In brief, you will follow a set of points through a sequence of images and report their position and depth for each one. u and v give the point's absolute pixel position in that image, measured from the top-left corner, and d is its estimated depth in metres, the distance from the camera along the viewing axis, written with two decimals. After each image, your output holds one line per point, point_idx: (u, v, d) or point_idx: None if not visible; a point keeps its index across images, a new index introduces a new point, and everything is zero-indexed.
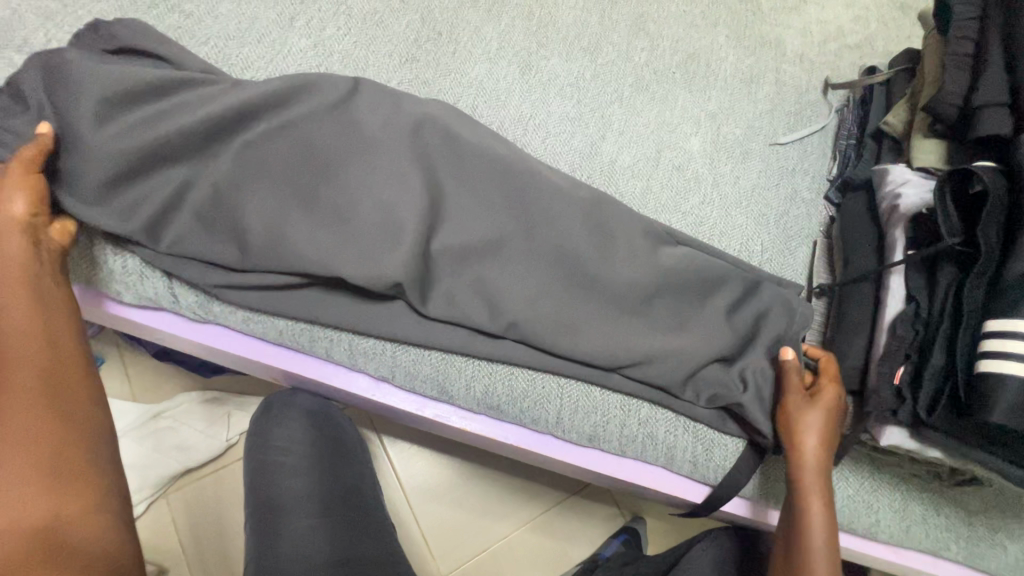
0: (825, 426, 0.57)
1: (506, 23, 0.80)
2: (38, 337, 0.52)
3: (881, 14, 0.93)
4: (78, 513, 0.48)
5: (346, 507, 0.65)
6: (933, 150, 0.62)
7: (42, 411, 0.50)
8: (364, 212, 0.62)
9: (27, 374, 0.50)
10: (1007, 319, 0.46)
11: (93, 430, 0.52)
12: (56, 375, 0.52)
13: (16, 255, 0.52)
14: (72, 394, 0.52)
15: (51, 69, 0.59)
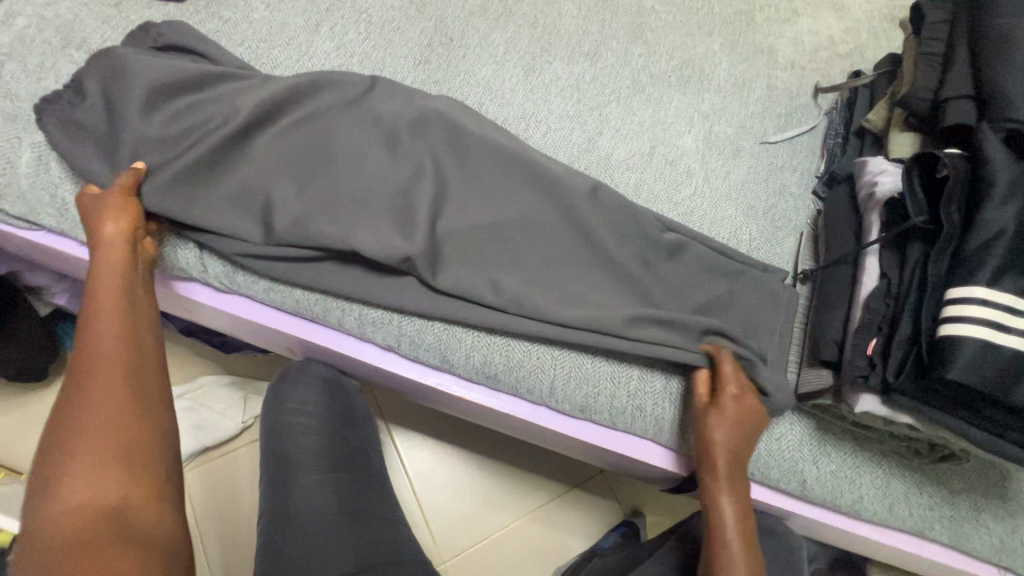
0: (734, 439, 0.60)
1: (512, 31, 0.87)
2: (124, 337, 0.55)
3: (872, 25, 0.97)
4: (146, 503, 0.47)
5: (352, 466, 0.71)
6: (908, 142, 0.66)
7: (120, 401, 0.51)
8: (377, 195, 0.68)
9: (107, 371, 0.52)
10: (964, 287, 0.50)
11: (162, 431, 0.52)
12: (133, 373, 0.53)
13: (116, 270, 0.58)
14: (144, 392, 0.53)
15: (111, 67, 0.67)
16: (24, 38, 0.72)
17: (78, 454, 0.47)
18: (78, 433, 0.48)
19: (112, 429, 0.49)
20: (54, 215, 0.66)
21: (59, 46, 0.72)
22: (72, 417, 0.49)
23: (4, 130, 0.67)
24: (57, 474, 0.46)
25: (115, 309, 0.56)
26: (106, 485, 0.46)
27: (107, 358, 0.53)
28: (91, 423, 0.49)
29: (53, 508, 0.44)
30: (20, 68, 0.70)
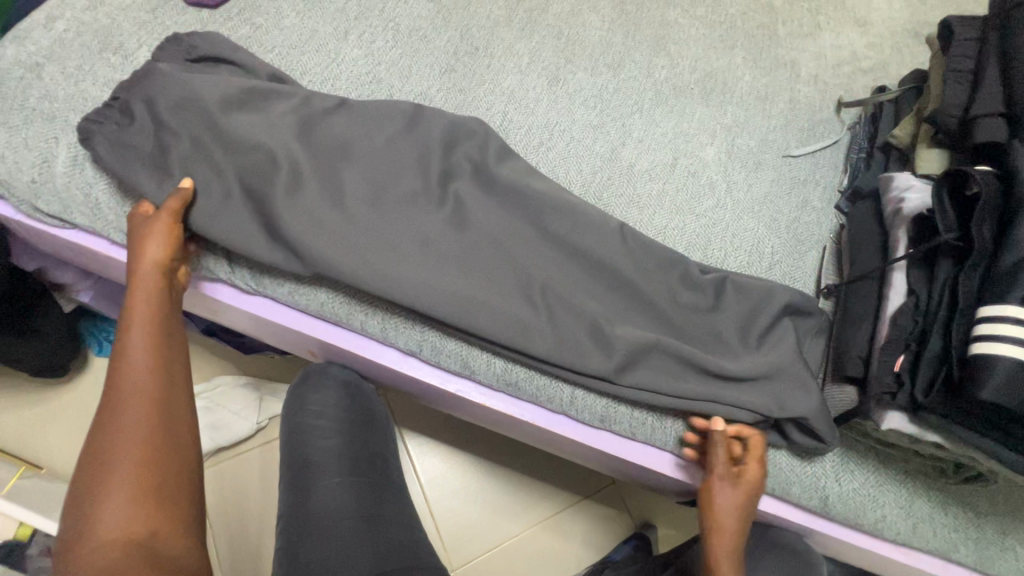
0: (732, 506, 0.62)
1: (537, 41, 0.88)
2: (155, 366, 0.55)
3: (895, 41, 0.97)
4: (173, 535, 0.48)
5: (371, 470, 0.71)
6: (936, 159, 0.66)
7: (153, 430, 0.52)
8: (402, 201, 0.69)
9: (137, 401, 0.52)
10: (998, 305, 0.49)
11: (189, 461, 0.53)
12: (163, 403, 0.54)
13: (150, 299, 0.59)
14: (173, 422, 0.53)
15: (149, 71, 0.69)
16: (64, 41, 0.74)
17: (108, 486, 0.48)
18: (107, 461, 0.49)
19: (146, 458, 0.50)
20: (86, 213, 0.67)
21: (97, 49, 0.74)
22: (102, 448, 0.50)
23: (43, 130, 0.69)
24: (91, 504, 0.47)
25: (149, 338, 0.57)
26: (136, 517, 0.47)
27: (135, 387, 0.53)
28: (120, 454, 0.49)
29: (88, 540, 0.46)
30: (59, 70, 0.72)
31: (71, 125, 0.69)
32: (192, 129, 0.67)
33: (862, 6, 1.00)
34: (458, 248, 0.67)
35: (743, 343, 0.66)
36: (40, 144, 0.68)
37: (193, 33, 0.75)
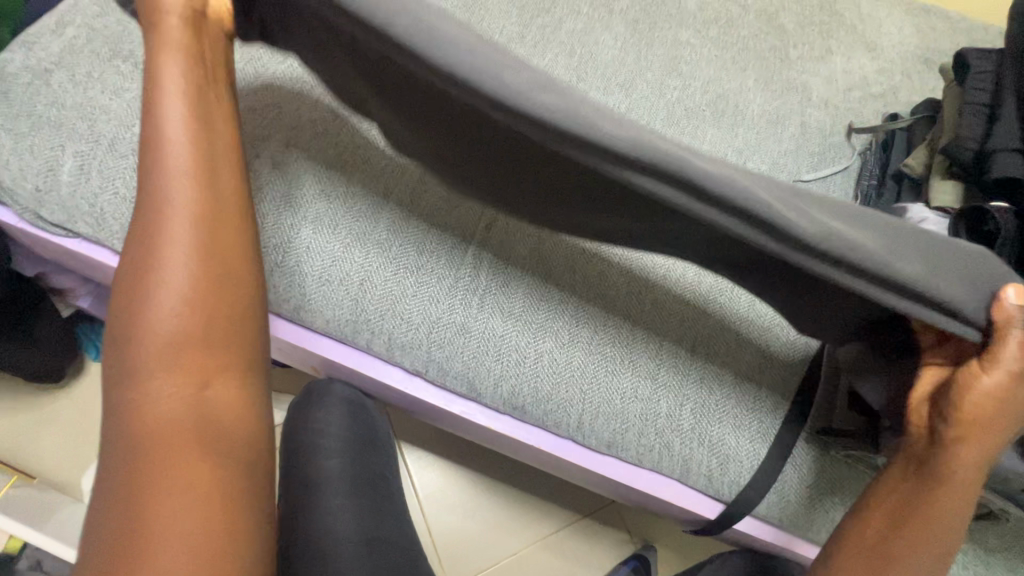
0: (1003, 405, 0.48)
1: (549, 58, 0.88)
2: (197, 211, 0.50)
3: (905, 67, 0.97)
4: (222, 393, 0.47)
5: (373, 490, 0.71)
6: (951, 192, 0.65)
7: (199, 280, 0.48)
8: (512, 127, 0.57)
9: (178, 251, 0.48)
10: None
11: (239, 319, 0.50)
12: (211, 256, 0.49)
13: (189, 128, 0.51)
14: (214, 279, 0.49)
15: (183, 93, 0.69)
16: (74, 47, 0.73)
17: (155, 344, 0.46)
18: (153, 306, 0.47)
19: (197, 314, 0.48)
20: (91, 224, 0.66)
21: (106, 56, 0.73)
22: (147, 291, 0.47)
23: (49, 137, 0.67)
24: (139, 348, 0.46)
25: (192, 176, 0.50)
26: (182, 377, 0.46)
27: (180, 232, 0.49)
28: (164, 307, 0.47)
29: (141, 384, 0.45)
30: (67, 77, 0.71)
31: (78, 133, 0.68)
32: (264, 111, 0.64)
33: (872, 31, 1.01)
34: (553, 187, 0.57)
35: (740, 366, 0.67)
36: (44, 151, 0.67)
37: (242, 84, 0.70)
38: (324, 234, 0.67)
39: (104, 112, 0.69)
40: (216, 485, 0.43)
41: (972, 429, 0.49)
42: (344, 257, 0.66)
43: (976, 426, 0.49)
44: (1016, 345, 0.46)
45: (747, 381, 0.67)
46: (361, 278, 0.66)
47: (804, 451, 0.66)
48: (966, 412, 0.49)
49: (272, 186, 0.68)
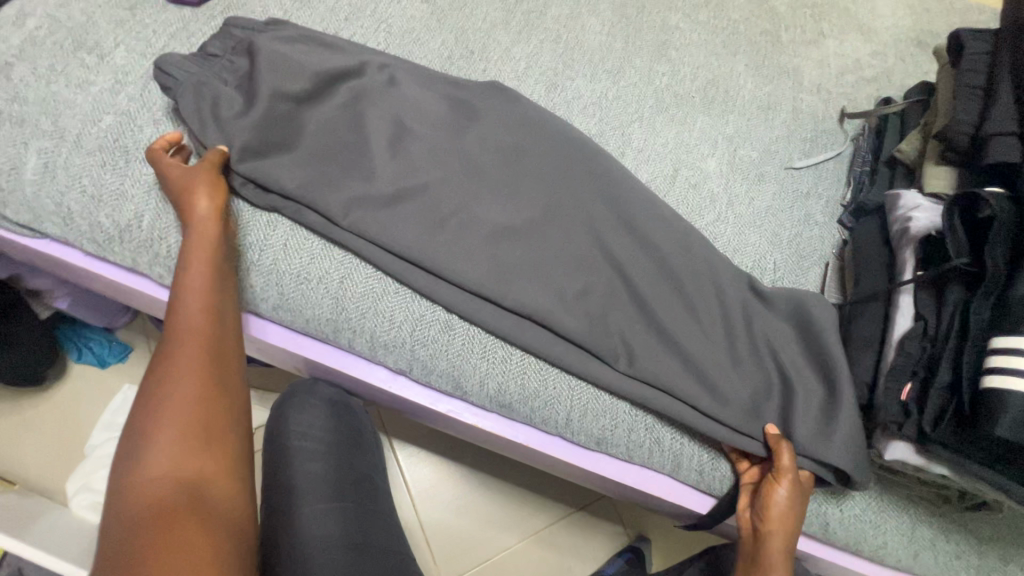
0: (792, 516, 0.58)
1: (534, 45, 0.85)
2: (202, 324, 0.55)
3: (899, 49, 0.95)
4: (216, 480, 0.49)
5: (359, 492, 0.70)
6: (944, 177, 0.64)
7: (205, 376, 0.52)
8: (510, 129, 0.73)
9: (183, 355, 0.52)
10: (1012, 336, 0.48)
11: (235, 415, 0.53)
12: (214, 357, 0.54)
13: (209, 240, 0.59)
14: (217, 379, 0.53)
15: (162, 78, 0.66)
16: (35, 39, 0.70)
17: (156, 438, 0.48)
18: (160, 402, 0.50)
19: (201, 403, 0.51)
20: (59, 223, 0.64)
21: (70, 49, 0.70)
22: (159, 386, 0.51)
23: (11, 133, 0.65)
24: (142, 441, 0.48)
25: (200, 287, 0.56)
26: (180, 463, 0.48)
27: (185, 344, 0.53)
28: (169, 403, 0.50)
29: (138, 474, 0.46)
30: (29, 70, 0.68)
31: (41, 129, 0.65)
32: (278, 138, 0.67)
33: (865, 13, 0.98)
34: (545, 199, 0.69)
35: (729, 357, 0.65)
36: (8, 149, 0.64)
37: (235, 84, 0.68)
38: (302, 232, 0.65)
39: (69, 107, 0.66)
40: (210, 555, 0.43)
41: (773, 536, 0.57)
42: (324, 255, 0.65)
43: (775, 535, 0.57)
44: (787, 460, 0.58)
45: (739, 373, 0.64)
46: (342, 274, 0.65)
47: None
48: (764, 519, 0.58)
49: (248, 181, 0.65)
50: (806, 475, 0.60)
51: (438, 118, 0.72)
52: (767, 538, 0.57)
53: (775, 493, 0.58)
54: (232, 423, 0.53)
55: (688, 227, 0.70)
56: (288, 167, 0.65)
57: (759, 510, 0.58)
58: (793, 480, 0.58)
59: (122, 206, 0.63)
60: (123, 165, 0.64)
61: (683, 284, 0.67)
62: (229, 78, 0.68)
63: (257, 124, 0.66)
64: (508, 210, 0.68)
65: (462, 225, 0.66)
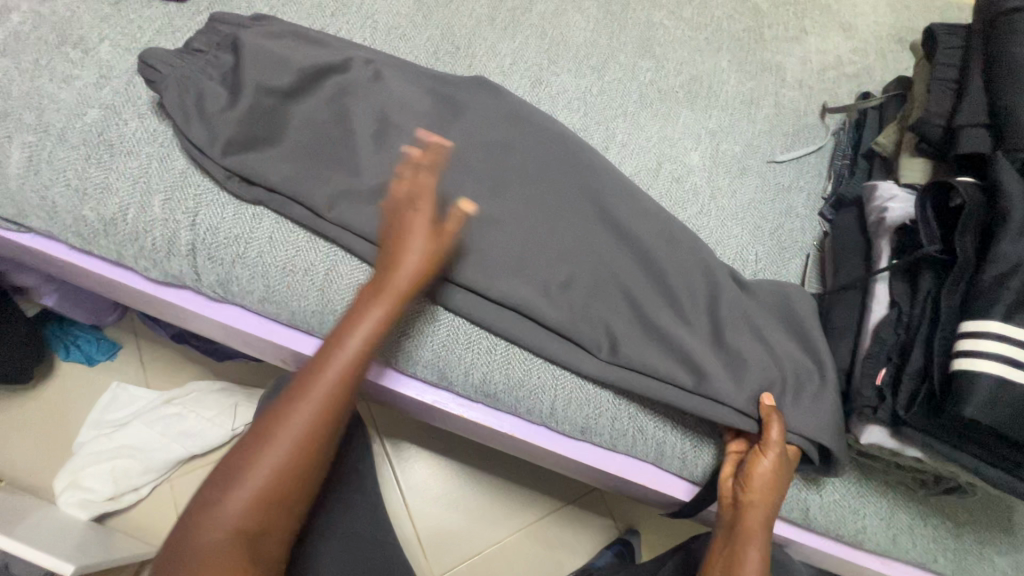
0: (774, 487, 0.58)
1: (520, 41, 0.86)
2: (332, 391, 0.54)
3: (879, 46, 0.97)
4: (272, 536, 0.51)
5: (344, 485, 0.70)
6: (919, 168, 0.65)
7: (308, 443, 0.53)
8: (501, 127, 0.73)
9: (301, 420, 0.53)
10: (980, 320, 0.49)
11: (314, 480, 0.54)
12: (325, 424, 0.54)
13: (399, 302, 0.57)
14: (313, 457, 0.53)
15: (145, 71, 0.66)
16: (20, 34, 0.70)
17: (245, 487, 0.50)
18: (262, 451, 0.51)
19: (292, 468, 0.52)
20: (43, 217, 0.64)
21: (54, 44, 0.70)
22: (269, 434, 0.52)
23: None
24: (234, 480, 0.51)
25: (345, 347, 0.55)
26: (259, 519, 0.51)
27: (311, 409, 0.53)
28: (268, 462, 0.51)
29: (221, 511, 0.50)
30: (13, 65, 0.68)
31: (25, 124, 0.65)
32: (263, 131, 0.67)
33: (847, 11, 1.00)
34: (530, 190, 0.70)
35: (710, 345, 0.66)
36: None
37: (221, 76, 0.69)
38: (288, 225, 0.66)
39: (54, 101, 0.66)
40: None
41: (754, 505, 0.58)
42: (310, 248, 0.65)
43: (756, 504, 0.58)
44: (775, 432, 0.59)
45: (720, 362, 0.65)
46: (328, 267, 0.65)
47: None
48: (746, 488, 0.58)
49: (233, 173, 0.65)
50: (794, 448, 0.60)
51: (422, 112, 0.72)
52: (748, 506, 0.58)
53: (760, 462, 0.58)
54: (312, 488, 0.54)
55: (669, 218, 0.71)
56: (273, 161, 0.66)
57: (742, 478, 0.59)
58: (779, 452, 0.58)
59: (106, 200, 0.64)
60: (107, 159, 0.65)
61: (666, 271, 0.68)
62: (214, 72, 0.69)
63: (241, 119, 0.66)
64: (493, 203, 0.68)
65: (450, 220, 0.67)
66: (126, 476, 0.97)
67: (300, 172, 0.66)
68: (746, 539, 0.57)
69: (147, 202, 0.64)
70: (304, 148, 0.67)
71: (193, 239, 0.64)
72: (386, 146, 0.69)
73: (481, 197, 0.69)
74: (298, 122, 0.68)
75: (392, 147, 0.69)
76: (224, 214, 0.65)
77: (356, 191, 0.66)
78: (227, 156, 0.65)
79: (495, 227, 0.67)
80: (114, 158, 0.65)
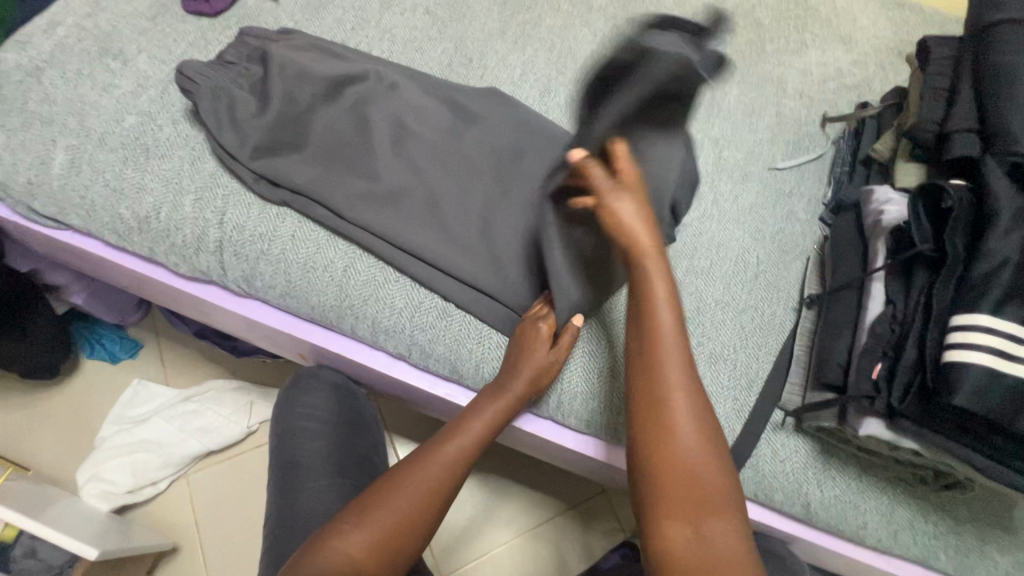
0: (636, 221, 0.57)
1: (530, 54, 0.90)
2: (444, 470, 0.60)
3: (879, 58, 1.00)
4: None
5: (359, 471, 0.72)
6: (914, 172, 0.68)
7: (427, 500, 0.58)
8: (510, 138, 0.76)
9: (424, 477, 0.59)
10: (969, 314, 0.51)
11: (418, 540, 0.58)
12: (443, 485, 0.59)
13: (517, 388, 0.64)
14: (428, 517, 0.58)
15: (180, 79, 0.70)
16: (65, 47, 0.75)
17: (368, 522, 0.56)
18: (390, 496, 0.58)
19: (408, 519, 0.57)
20: (82, 215, 0.69)
21: (96, 55, 0.75)
22: (400, 480, 0.59)
23: (41, 132, 0.70)
24: (360, 515, 0.56)
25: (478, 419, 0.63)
26: (369, 562, 0.54)
27: (429, 474, 0.59)
28: (390, 509, 0.56)
29: (342, 540, 0.55)
30: (58, 75, 0.73)
31: (68, 129, 0.70)
32: (288, 136, 0.71)
33: (847, 25, 1.03)
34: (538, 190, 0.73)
35: None
36: (38, 146, 0.69)
37: (249, 84, 0.73)
38: (309, 224, 0.70)
39: (95, 108, 0.71)
40: None
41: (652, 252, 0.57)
42: (330, 245, 0.69)
43: (651, 255, 0.57)
44: (598, 173, 0.58)
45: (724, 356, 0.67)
46: (347, 263, 0.69)
47: (777, 426, 0.68)
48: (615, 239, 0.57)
49: (258, 173, 0.69)
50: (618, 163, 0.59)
51: (435, 116, 0.76)
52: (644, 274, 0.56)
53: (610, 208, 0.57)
54: (409, 557, 0.57)
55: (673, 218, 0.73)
56: (297, 163, 0.70)
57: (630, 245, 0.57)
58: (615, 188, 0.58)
59: (141, 199, 0.68)
60: (143, 161, 0.69)
61: None
62: (245, 82, 0.73)
63: (270, 126, 0.71)
64: (503, 203, 0.72)
65: (463, 228, 0.70)
66: (146, 469, 1.00)
67: (321, 173, 0.70)
68: (652, 297, 0.56)
69: (179, 201, 0.68)
70: (325, 151, 0.71)
71: (221, 236, 0.68)
72: (401, 149, 0.73)
73: (491, 196, 0.72)
74: (321, 127, 0.72)
75: (408, 151, 0.73)
76: (250, 212, 0.69)
77: (373, 193, 0.70)
78: (255, 158, 0.69)
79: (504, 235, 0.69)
80: (150, 161, 0.69)
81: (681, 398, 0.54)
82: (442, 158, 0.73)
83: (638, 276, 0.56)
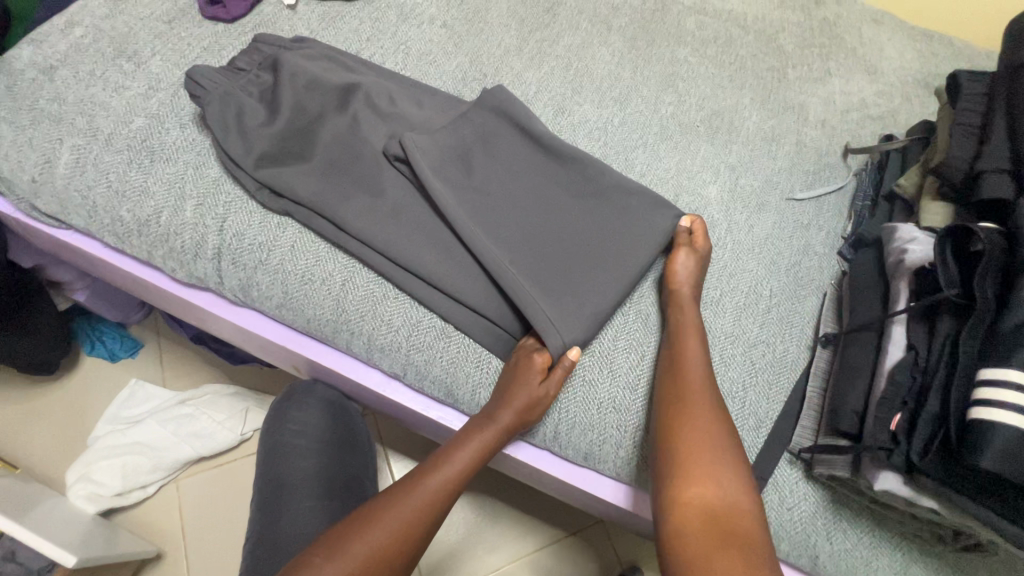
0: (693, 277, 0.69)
1: (545, 71, 0.89)
2: (425, 503, 0.58)
3: (905, 90, 0.97)
4: None
5: (348, 493, 0.70)
6: (940, 211, 0.65)
7: (406, 532, 0.56)
8: (529, 169, 0.72)
9: (405, 508, 0.57)
10: (998, 368, 0.48)
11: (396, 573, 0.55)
12: (424, 516, 0.57)
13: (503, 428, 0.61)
14: (407, 550, 0.56)
15: (188, 83, 0.70)
16: (80, 46, 0.75)
17: (343, 555, 0.53)
18: (371, 526, 0.55)
19: (385, 553, 0.54)
20: (83, 216, 0.68)
21: (111, 56, 0.75)
22: (380, 510, 0.56)
23: (48, 131, 0.69)
24: (337, 547, 0.54)
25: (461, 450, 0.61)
26: None
27: (409, 506, 0.57)
28: (369, 540, 0.54)
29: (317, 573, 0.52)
30: (71, 75, 0.73)
31: (76, 128, 0.70)
32: (294, 145, 0.70)
33: (872, 54, 1.01)
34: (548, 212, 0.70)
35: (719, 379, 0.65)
36: (44, 144, 0.69)
37: (259, 91, 0.73)
38: (310, 235, 0.68)
39: (105, 108, 0.71)
40: None
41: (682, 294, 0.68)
42: (330, 258, 0.67)
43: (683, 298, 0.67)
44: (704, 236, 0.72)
45: None
46: (345, 277, 0.67)
47: (788, 470, 0.64)
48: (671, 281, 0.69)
49: (259, 181, 0.68)
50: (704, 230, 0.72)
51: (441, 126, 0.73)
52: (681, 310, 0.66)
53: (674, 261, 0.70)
54: None
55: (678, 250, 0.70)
56: (299, 173, 0.69)
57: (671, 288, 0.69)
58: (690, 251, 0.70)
59: (143, 202, 0.67)
60: (148, 164, 0.68)
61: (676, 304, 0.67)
62: (254, 89, 0.73)
63: (278, 135, 0.70)
64: (510, 222, 0.69)
65: (470, 267, 0.66)
66: (136, 472, 0.98)
67: (324, 185, 0.68)
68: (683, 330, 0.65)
69: (180, 206, 0.67)
70: (330, 162, 0.70)
71: (220, 244, 0.67)
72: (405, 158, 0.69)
73: (499, 214, 0.69)
74: (328, 137, 0.71)
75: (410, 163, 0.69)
76: (251, 220, 0.68)
77: (376, 206, 0.68)
78: (259, 165, 0.68)
79: (508, 267, 0.65)
80: (155, 164, 0.68)
81: (710, 431, 0.57)
82: (451, 170, 0.70)
83: (677, 313, 0.66)
